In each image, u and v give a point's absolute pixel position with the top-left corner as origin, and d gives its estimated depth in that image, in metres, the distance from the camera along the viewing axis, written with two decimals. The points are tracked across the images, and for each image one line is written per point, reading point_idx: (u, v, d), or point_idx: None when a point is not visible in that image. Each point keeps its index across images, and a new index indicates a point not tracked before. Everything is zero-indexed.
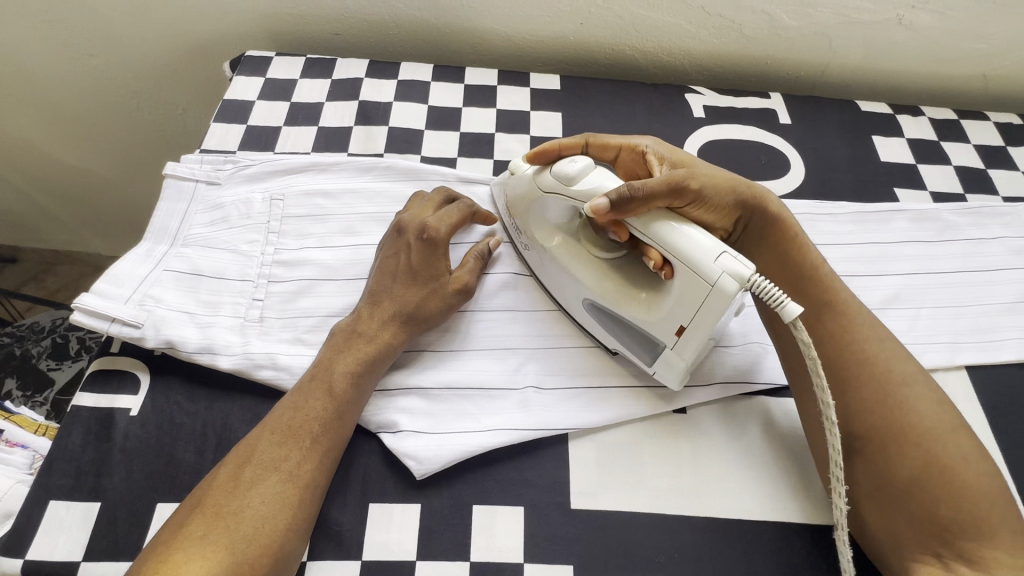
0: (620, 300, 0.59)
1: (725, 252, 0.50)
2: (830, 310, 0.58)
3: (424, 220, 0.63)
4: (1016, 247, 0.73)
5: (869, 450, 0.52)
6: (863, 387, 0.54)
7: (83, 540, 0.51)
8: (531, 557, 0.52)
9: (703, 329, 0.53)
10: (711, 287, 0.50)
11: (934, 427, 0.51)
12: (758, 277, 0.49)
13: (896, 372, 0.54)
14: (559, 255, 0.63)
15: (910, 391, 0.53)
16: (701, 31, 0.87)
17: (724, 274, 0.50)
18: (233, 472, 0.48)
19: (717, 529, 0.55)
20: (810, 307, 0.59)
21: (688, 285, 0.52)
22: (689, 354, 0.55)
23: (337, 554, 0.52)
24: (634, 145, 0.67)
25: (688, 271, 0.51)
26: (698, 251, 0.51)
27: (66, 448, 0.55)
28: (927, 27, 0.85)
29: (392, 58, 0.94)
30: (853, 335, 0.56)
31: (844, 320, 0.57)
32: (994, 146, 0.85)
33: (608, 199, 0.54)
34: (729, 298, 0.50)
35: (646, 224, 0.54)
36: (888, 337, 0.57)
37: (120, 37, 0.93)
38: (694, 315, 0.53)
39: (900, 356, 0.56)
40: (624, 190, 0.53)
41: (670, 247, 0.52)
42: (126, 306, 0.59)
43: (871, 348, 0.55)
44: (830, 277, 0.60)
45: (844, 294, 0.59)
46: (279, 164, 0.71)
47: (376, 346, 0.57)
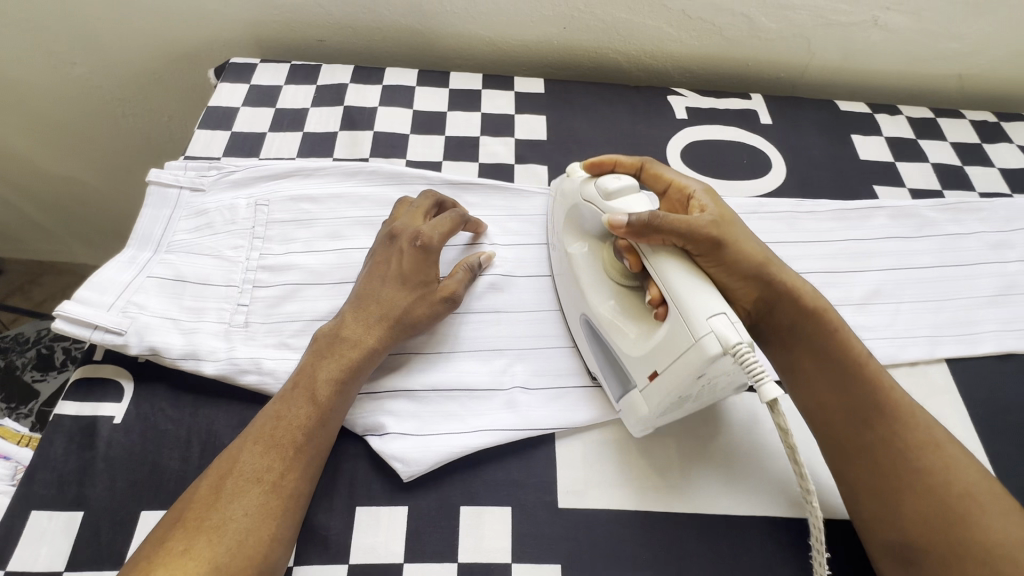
0: (609, 326, 0.56)
1: (721, 315, 0.47)
2: (877, 410, 0.54)
3: (417, 228, 0.62)
4: (992, 241, 0.74)
5: (929, 560, 0.48)
6: (919, 494, 0.50)
7: (65, 551, 0.50)
8: (519, 558, 0.52)
9: (674, 384, 0.50)
10: (693, 342, 0.47)
11: (1002, 541, 0.47)
12: (746, 347, 0.45)
13: (957, 484, 0.50)
14: (579, 263, 0.62)
15: (975, 503, 0.49)
16: (682, 34, 0.88)
17: (710, 334, 0.46)
18: (213, 485, 0.48)
19: (704, 526, 0.55)
20: (852, 400, 0.54)
21: (674, 334, 0.49)
22: (654, 404, 0.52)
23: (324, 559, 0.51)
24: (684, 184, 0.60)
25: (678, 321, 0.49)
26: (693, 302, 0.48)
27: (48, 458, 0.54)
28: (902, 28, 0.86)
29: (378, 64, 0.95)
30: (901, 437, 0.52)
31: (895, 421, 0.53)
32: (971, 144, 0.87)
33: (630, 217, 0.52)
34: (706, 361, 0.46)
35: (656, 258, 0.52)
36: (944, 440, 0.53)
37: (103, 45, 0.93)
38: (669, 364, 0.50)
39: (956, 458, 0.52)
40: (647, 216, 0.51)
41: (669, 288, 0.50)
42: (110, 313, 0.58)
43: (925, 454, 0.52)
44: (877, 369, 0.55)
45: (894, 389, 0.55)
46: (264, 170, 0.71)
47: (360, 353, 0.56)
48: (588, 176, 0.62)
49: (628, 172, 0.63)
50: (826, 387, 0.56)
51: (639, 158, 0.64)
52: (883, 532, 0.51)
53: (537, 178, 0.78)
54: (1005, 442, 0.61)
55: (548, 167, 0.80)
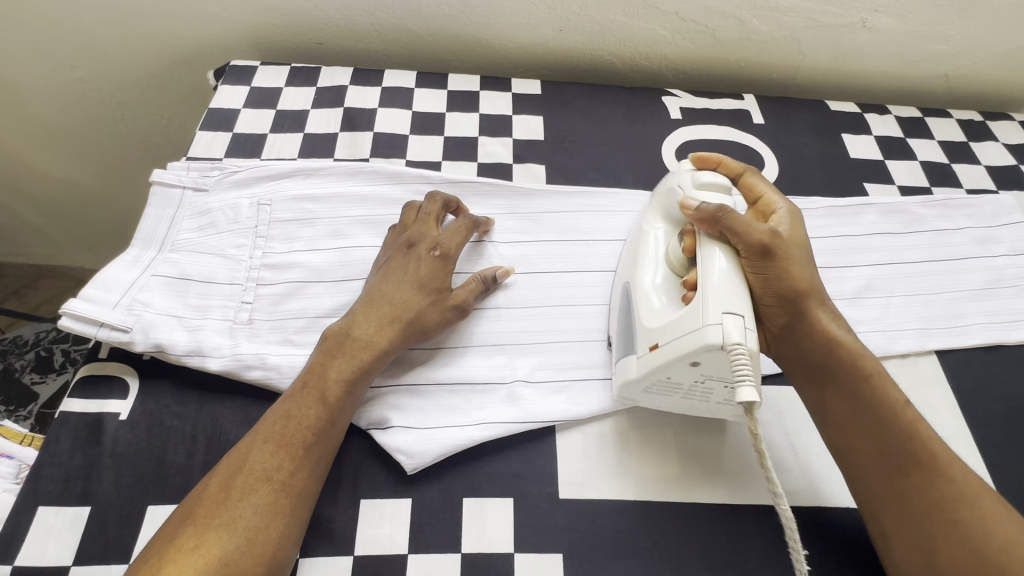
0: (638, 297, 0.58)
1: (732, 315, 0.49)
2: (912, 458, 0.52)
3: (435, 238, 0.64)
4: (979, 236, 0.76)
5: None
6: (954, 545, 0.49)
7: (72, 545, 0.51)
8: (521, 547, 0.53)
9: (667, 362, 0.51)
10: (699, 326, 0.49)
11: None
12: (743, 351, 0.48)
13: (994, 538, 0.48)
14: (647, 241, 0.63)
15: (1014, 558, 0.47)
16: (675, 36, 0.90)
17: (716, 325, 0.49)
18: (223, 483, 0.48)
19: (703, 516, 0.56)
20: (885, 446, 0.53)
21: (685, 316, 0.51)
22: (643, 372, 0.54)
23: (329, 551, 0.52)
24: (774, 203, 0.63)
25: (694, 305, 0.51)
26: (717, 294, 0.50)
27: (54, 454, 0.55)
28: (890, 30, 0.88)
29: (377, 67, 0.96)
30: (936, 487, 0.51)
31: (931, 471, 0.51)
32: (958, 142, 0.89)
33: (701, 203, 0.57)
34: (704, 347, 0.49)
35: (705, 245, 0.55)
36: (983, 491, 0.51)
37: (104, 48, 0.94)
38: (668, 342, 0.52)
39: (998, 514, 0.49)
40: (715, 207, 0.56)
41: (704, 272, 0.53)
42: (115, 311, 0.59)
43: (962, 508, 0.50)
44: (914, 416, 0.54)
45: (931, 439, 0.53)
46: (266, 170, 0.72)
47: (371, 354, 0.57)
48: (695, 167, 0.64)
49: (728, 173, 0.66)
50: (858, 432, 0.55)
51: (743, 165, 0.66)
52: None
53: (536, 177, 0.80)
54: (994, 431, 0.63)
55: (546, 166, 0.81)
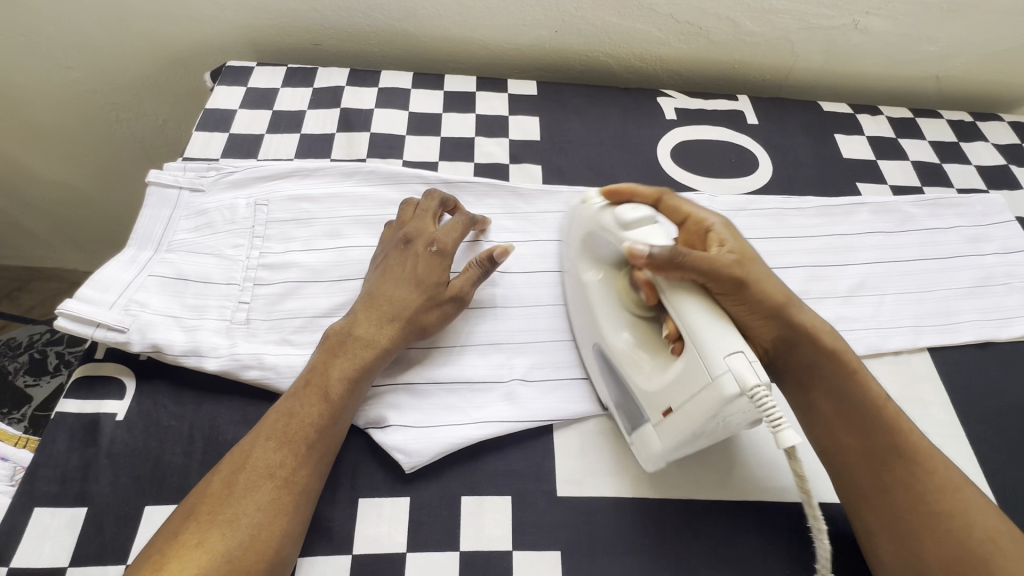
0: (625, 358, 0.56)
1: (741, 353, 0.46)
2: (897, 455, 0.53)
3: (431, 234, 0.64)
4: (970, 235, 0.77)
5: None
6: (942, 542, 0.50)
7: (68, 546, 0.51)
8: (519, 545, 0.54)
9: (688, 421, 0.49)
10: (710, 380, 0.46)
11: None
12: (763, 391, 0.44)
13: (976, 527, 0.50)
14: (595, 293, 0.60)
15: (996, 546, 0.49)
16: (670, 38, 0.90)
17: (728, 373, 0.45)
18: (226, 479, 0.48)
19: (699, 512, 0.56)
20: (873, 445, 0.54)
21: (690, 371, 0.48)
22: (667, 438, 0.52)
23: (328, 549, 0.52)
24: (703, 217, 0.57)
25: (695, 356, 0.47)
26: (714, 339, 0.46)
27: (50, 455, 0.55)
28: (881, 31, 0.90)
29: (373, 67, 0.96)
30: (922, 483, 0.52)
31: (916, 466, 0.53)
32: (948, 142, 0.90)
33: (652, 249, 0.50)
34: (722, 401, 0.45)
35: (676, 295, 0.50)
36: (961, 481, 0.52)
37: (99, 49, 0.93)
38: (685, 401, 0.49)
39: (977, 505, 0.51)
40: (671, 251, 0.49)
41: (685, 324, 0.49)
42: (112, 311, 0.59)
43: (944, 500, 0.51)
44: (896, 411, 0.55)
45: (911, 432, 0.54)
46: (263, 170, 0.72)
47: (372, 352, 0.57)
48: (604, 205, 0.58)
49: (644, 202, 0.59)
50: (845, 430, 0.55)
51: (657, 188, 0.60)
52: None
53: (532, 177, 0.80)
54: (985, 427, 0.64)
55: (542, 167, 0.81)
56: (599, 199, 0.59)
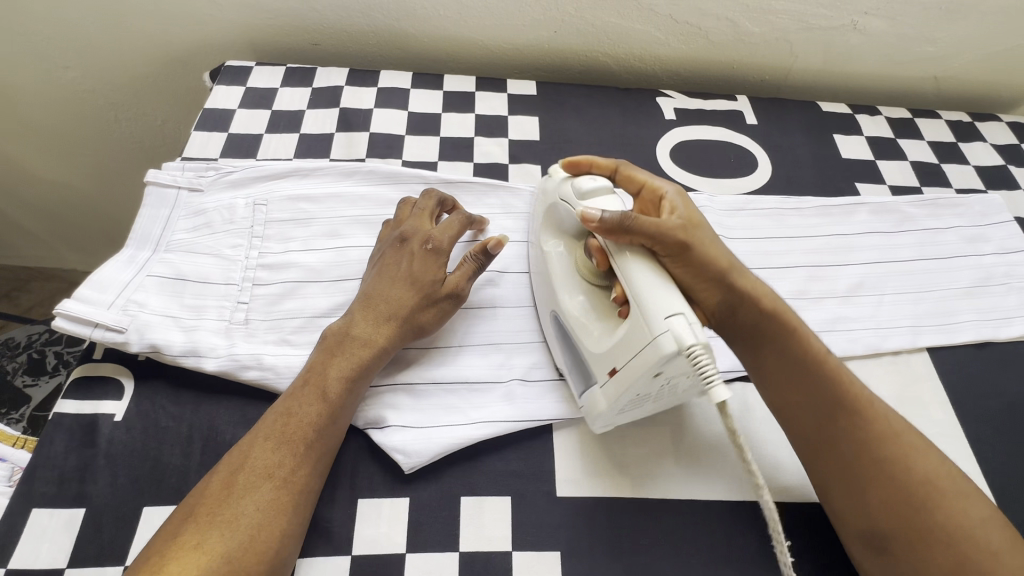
0: (575, 323, 0.57)
1: (679, 314, 0.47)
2: (842, 408, 0.54)
3: (426, 232, 0.63)
4: (969, 235, 0.77)
5: (895, 546, 0.50)
6: (884, 486, 0.51)
7: (67, 547, 0.51)
8: (519, 545, 0.54)
9: (630, 381, 0.50)
10: (651, 339, 0.47)
11: (963, 523, 0.49)
12: (699, 349, 0.45)
13: (917, 471, 0.51)
14: (552, 261, 0.62)
15: (936, 489, 0.50)
16: (669, 38, 0.90)
17: (667, 333, 0.46)
18: (224, 480, 0.48)
19: (698, 512, 0.56)
20: (818, 400, 0.55)
21: (634, 332, 0.49)
22: (612, 399, 0.53)
23: (327, 550, 0.52)
24: (657, 185, 0.60)
25: (638, 319, 0.49)
26: (655, 302, 0.48)
27: (48, 456, 0.54)
28: (880, 32, 0.90)
29: (372, 67, 0.96)
30: (866, 433, 0.53)
31: (859, 418, 0.54)
32: (946, 142, 0.90)
33: (603, 214, 0.52)
34: (661, 359, 0.47)
35: (623, 257, 0.52)
36: (904, 429, 0.53)
37: (97, 49, 0.93)
38: (630, 360, 0.50)
39: (920, 451, 0.52)
40: (619, 215, 0.51)
41: (630, 287, 0.50)
42: (110, 311, 0.59)
43: (886, 447, 0.52)
44: (836, 365, 0.56)
45: (853, 385, 0.55)
46: (261, 170, 0.72)
47: (369, 352, 0.57)
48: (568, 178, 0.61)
49: (602, 173, 0.62)
50: (791, 387, 0.56)
51: (615, 160, 0.62)
52: (854, 523, 0.52)
53: (531, 177, 0.80)
54: (984, 426, 0.64)
55: (541, 166, 0.81)
56: (564, 172, 0.62)
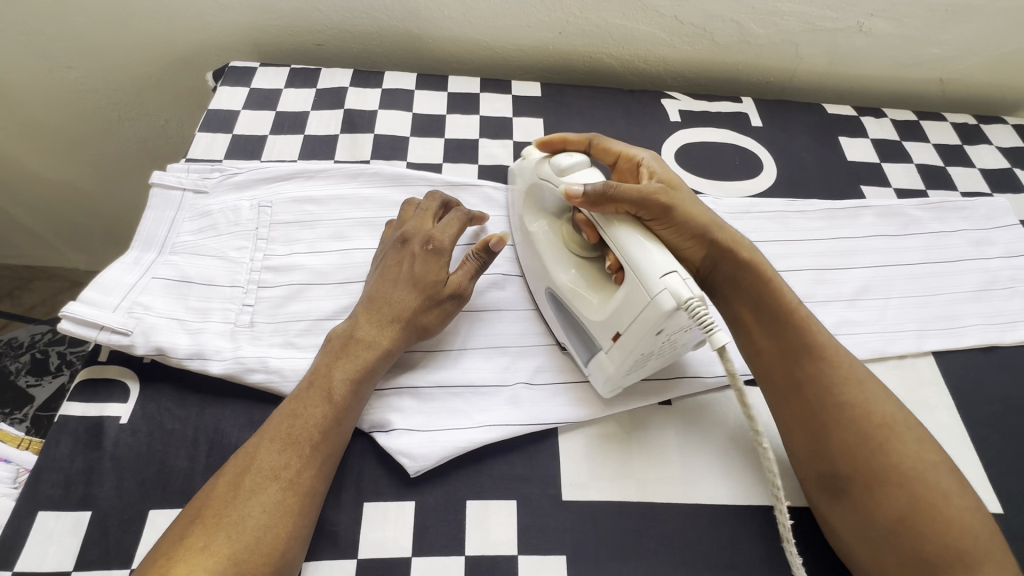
0: (572, 292, 0.59)
1: (674, 272, 0.49)
2: (808, 353, 0.56)
3: (428, 231, 0.63)
4: (974, 238, 0.77)
5: (853, 487, 0.52)
6: (844, 429, 0.53)
7: (73, 551, 0.51)
8: (525, 549, 0.54)
9: (635, 343, 0.52)
10: (650, 299, 0.49)
11: (916, 466, 0.51)
12: (697, 302, 0.47)
13: (876, 414, 0.53)
14: (540, 241, 0.64)
15: (892, 432, 0.52)
16: (674, 39, 0.90)
17: (665, 290, 0.48)
18: (231, 483, 0.48)
19: (704, 516, 0.56)
20: (786, 345, 0.57)
21: (631, 295, 0.51)
22: (620, 362, 0.55)
23: (334, 554, 0.52)
24: (633, 154, 0.64)
25: (634, 281, 0.51)
26: (649, 262, 0.50)
27: (54, 458, 0.54)
28: (885, 34, 0.89)
29: (376, 68, 0.96)
30: (830, 378, 0.55)
31: (824, 362, 0.55)
32: (952, 145, 0.90)
33: (585, 188, 0.54)
34: (661, 316, 0.48)
35: (610, 226, 0.54)
36: (866, 378, 0.55)
37: (101, 49, 0.93)
38: (631, 324, 0.51)
39: (879, 398, 0.54)
40: (601, 185, 0.54)
41: (623, 252, 0.52)
42: (115, 314, 0.58)
43: (847, 392, 0.54)
44: (807, 316, 0.57)
45: (821, 333, 0.57)
46: (266, 172, 0.72)
47: (373, 353, 0.57)
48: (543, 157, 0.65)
49: (577, 147, 0.66)
50: (763, 333, 0.58)
51: (588, 134, 0.67)
52: (815, 466, 0.54)
53: None
54: (989, 430, 0.64)
55: None
56: (538, 154, 0.67)
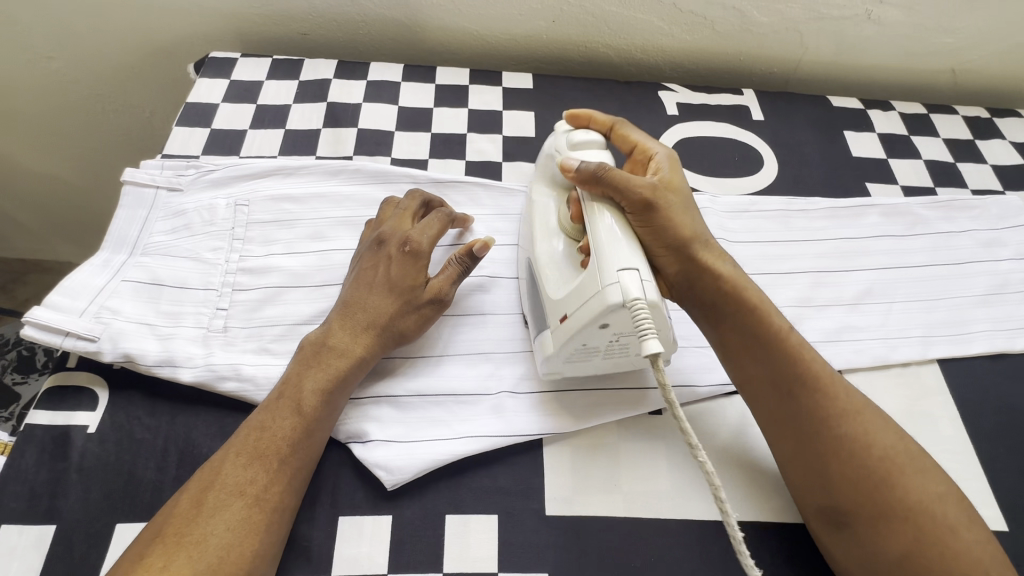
0: (545, 264, 0.56)
1: (630, 270, 0.47)
2: (799, 379, 0.53)
3: (405, 232, 0.60)
4: (984, 239, 0.74)
5: (857, 521, 0.49)
6: (845, 462, 0.50)
7: (36, 566, 0.49)
8: (505, 567, 0.51)
9: (576, 330, 0.50)
10: (598, 289, 0.48)
11: (921, 499, 0.48)
12: (642, 306, 0.46)
13: (876, 447, 0.50)
14: (539, 211, 0.60)
15: (896, 465, 0.49)
16: (673, 28, 0.86)
17: (614, 283, 0.47)
18: (195, 499, 0.46)
19: (693, 532, 0.54)
20: (775, 371, 0.54)
21: (587, 281, 0.50)
22: (559, 344, 0.52)
23: (306, 570, 0.50)
24: (648, 146, 0.61)
25: (592, 268, 0.49)
26: (611, 253, 0.49)
27: (19, 469, 0.53)
28: (895, 22, 0.85)
29: (363, 58, 0.92)
30: (827, 409, 0.52)
31: (818, 394, 0.52)
32: (963, 140, 0.86)
33: (580, 164, 0.54)
34: (604, 309, 0.47)
35: (592, 209, 0.53)
36: (864, 407, 0.52)
37: (80, 38, 0.90)
38: (575, 309, 0.50)
39: (879, 429, 0.51)
40: (594, 165, 0.54)
41: (594, 237, 0.51)
42: (82, 319, 0.56)
43: (845, 424, 0.51)
44: (798, 342, 0.55)
45: (814, 360, 0.54)
46: (244, 169, 0.69)
47: (346, 362, 0.54)
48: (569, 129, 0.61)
49: (600, 129, 0.63)
50: (751, 360, 0.55)
51: (613, 117, 0.63)
52: (814, 498, 0.51)
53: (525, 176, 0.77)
54: (996, 443, 0.61)
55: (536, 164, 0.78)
56: (565, 125, 0.62)
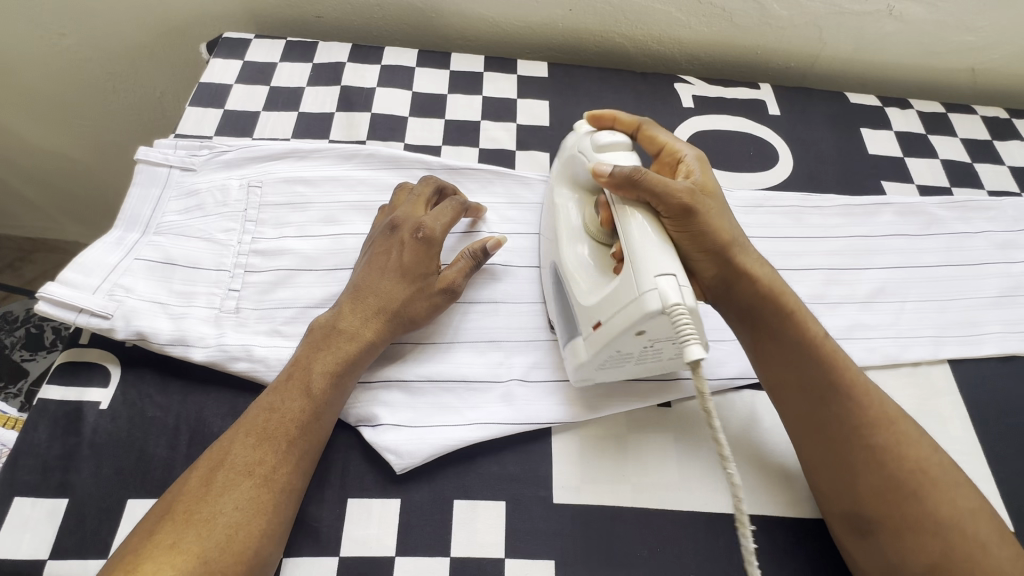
0: (573, 272, 0.56)
1: (671, 275, 0.47)
2: (835, 390, 0.53)
3: (418, 219, 0.60)
4: (1000, 241, 0.73)
5: (881, 530, 0.49)
6: (875, 469, 0.50)
7: (49, 538, 0.49)
8: (513, 553, 0.52)
9: (612, 337, 0.50)
10: (637, 295, 0.47)
11: (953, 513, 0.48)
12: (682, 310, 0.45)
13: (909, 456, 0.50)
14: (563, 211, 0.60)
15: (927, 478, 0.49)
16: (691, 20, 0.85)
17: (654, 290, 0.46)
18: (204, 477, 0.47)
19: (700, 524, 0.54)
20: (807, 386, 0.53)
21: (621, 286, 0.49)
22: (593, 352, 0.52)
23: (315, 550, 0.51)
24: (677, 148, 0.60)
25: (628, 273, 0.49)
26: (649, 259, 0.48)
27: (32, 442, 0.53)
28: (917, 19, 0.84)
29: (377, 43, 0.92)
30: (863, 417, 0.52)
31: (852, 401, 0.52)
32: (981, 141, 0.85)
33: (613, 168, 0.53)
34: (642, 315, 0.47)
35: (624, 212, 0.52)
36: (897, 416, 0.52)
37: (97, 17, 0.89)
38: (614, 313, 0.49)
39: (911, 437, 0.51)
40: (630, 170, 0.52)
41: (629, 245, 0.50)
42: (95, 296, 0.57)
43: (879, 433, 0.51)
44: (833, 352, 0.54)
45: (848, 366, 0.54)
46: (258, 150, 0.69)
47: (356, 345, 0.55)
48: (592, 130, 0.60)
49: (625, 130, 0.62)
50: (781, 364, 0.55)
51: (639, 118, 0.63)
52: (839, 503, 0.51)
53: (539, 165, 0.76)
54: (1005, 445, 0.61)
55: (550, 154, 0.78)
56: (587, 125, 0.61)
